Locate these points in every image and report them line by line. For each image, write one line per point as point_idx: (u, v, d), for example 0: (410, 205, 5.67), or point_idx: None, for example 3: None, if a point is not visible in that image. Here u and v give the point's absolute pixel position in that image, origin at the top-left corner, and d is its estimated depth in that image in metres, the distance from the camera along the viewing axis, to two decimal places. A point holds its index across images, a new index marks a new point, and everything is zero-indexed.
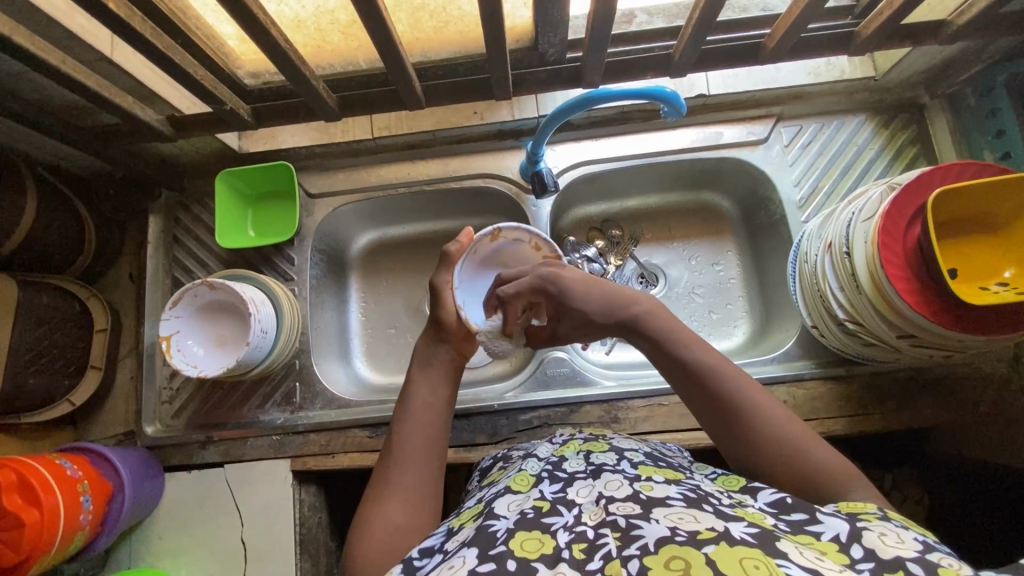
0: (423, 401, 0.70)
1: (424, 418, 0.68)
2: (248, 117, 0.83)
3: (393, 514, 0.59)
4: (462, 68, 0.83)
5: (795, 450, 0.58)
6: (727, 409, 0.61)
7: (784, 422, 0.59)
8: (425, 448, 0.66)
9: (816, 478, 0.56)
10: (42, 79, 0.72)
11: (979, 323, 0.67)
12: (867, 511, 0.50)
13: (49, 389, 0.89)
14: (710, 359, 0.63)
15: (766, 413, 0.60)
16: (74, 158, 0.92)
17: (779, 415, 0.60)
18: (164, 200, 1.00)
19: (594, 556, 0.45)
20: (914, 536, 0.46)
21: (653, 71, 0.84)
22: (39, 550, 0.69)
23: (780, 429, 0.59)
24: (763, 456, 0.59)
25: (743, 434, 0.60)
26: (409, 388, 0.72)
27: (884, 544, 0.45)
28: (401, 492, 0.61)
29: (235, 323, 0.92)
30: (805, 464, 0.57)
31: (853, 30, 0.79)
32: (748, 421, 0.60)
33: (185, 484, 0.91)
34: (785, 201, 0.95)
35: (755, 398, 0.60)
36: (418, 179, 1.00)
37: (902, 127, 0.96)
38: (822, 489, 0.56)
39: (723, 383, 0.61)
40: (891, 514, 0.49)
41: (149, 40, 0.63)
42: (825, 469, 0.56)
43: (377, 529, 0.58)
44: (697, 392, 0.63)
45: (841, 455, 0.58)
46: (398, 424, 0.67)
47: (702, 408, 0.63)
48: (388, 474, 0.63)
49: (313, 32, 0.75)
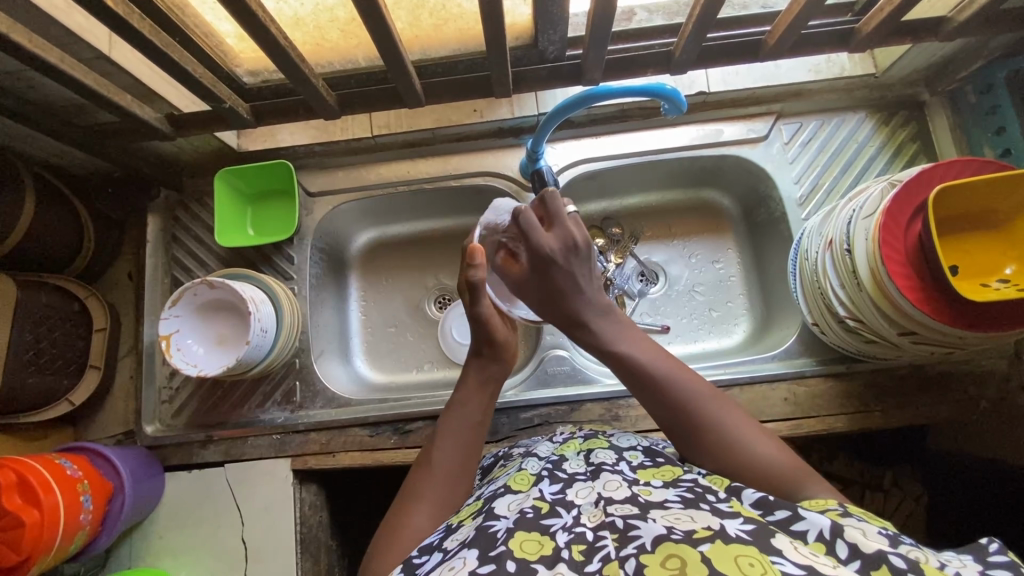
0: (471, 420, 0.69)
1: (467, 433, 0.68)
2: (248, 115, 0.83)
3: (422, 526, 0.59)
4: (461, 65, 0.83)
5: (748, 454, 0.57)
6: (683, 415, 0.61)
7: (737, 426, 0.59)
8: (462, 465, 0.65)
9: (768, 480, 0.56)
10: (40, 77, 0.72)
11: (980, 320, 0.67)
12: (829, 509, 0.50)
13: (49, 388, 0.89)
14: (664, 367, 0.63)
15: (721, 420, 0.60)
16: (72, 158, 0.92)
17: (734, 419, 0.60)
18: (164, 199, 1.00)
19: (592, 557, 0.45)
20: (879, 529, 0.46)
21: (653, 69, 0.83)
22: (39, 549, 0.69)
23: (734, 434, 0.59)
24: (718, 461, 0.59)
25: (700, 441, 0.60)
26: (460, 400, 0.70)
27: (864, 538, 0.45)
28: (431, 505, 0.61)
29: (234, 322, 0.91)
30: (762, 464, 0.57)
31: (854, 27, 0.79)
32: (703, 428, 0.60)
33: (186, 483, 0.91)
34: (785, 199, 0.95)
35: (708, 404, 0.60)
36: (417, 178, 1.00)
37: (902, 124, 0.96)
38: (774, 490, 0.55)
39: (679, 391, 0.61)
40: (851, 509, 0.49)
41: (147, 38, 0.63)
42: (778, 472, 0.56)
43: (406, 539, 0.58)
44: (654, 401, 0.63)
45: (794, 456, 0.58)
46: (440, 435, 0.67)
47: (661, 416, 0.63)
48: (422, 485, 0.63)
49: (312, 30, 0.75)
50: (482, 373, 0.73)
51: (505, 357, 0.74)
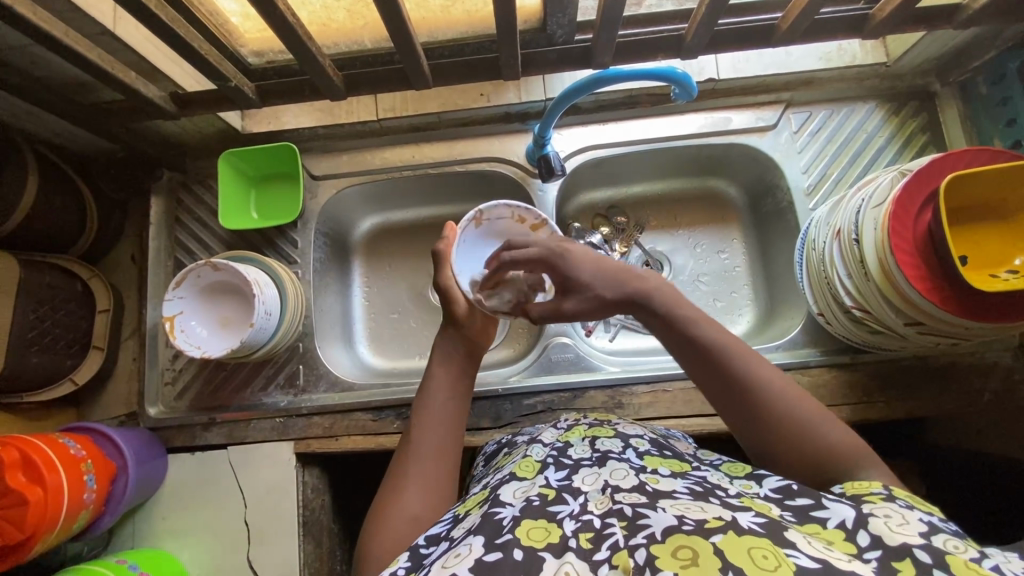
0: (446, 397, 0.69)
1: (443, 411, 0.68)
2: (253, 95, 0.82)
3: (412, 505, 0.59)
4: (468, 48, 0.82)
5: (805, 430, 0.55)
6: (741, 386, 0.57)
7: (798, 399, 0.56)
8: (442, 441, 0.65)
9: (825, 459, 0.53)
10: (44, 53, 0.71)
11: (987, 310, 0.67)
12: (873, 492, 0.48)
13: (51, 369, 0.88)
14: (718, 335, 0.60)
15: (779, 393, 0.56)
16: (75, 137, 0.91)
17: (788, 393, 0.57)
18: (167, 179, 0.99)
19: (601, 545, 0.44)
20: (920, 516, 0.45)
21: (663, 54, 0.83)
22: (42, 529, 0.69)
23: (793, 408, 0.56)
24: (773, 435, 0.56)
25: (761, 416, 0.56)
26: (431, 381, 0.71)
27: (890, 530, 0.43)
28: (419, 484, 0.61)
29: (238, 304, 0.91)
30: (818, 442, 0.54)
31: (867, 14, 0.78)
32: (757, 396, 0.57)
33: (189, 466, 0.91)
34: (793, 188, 0.95)
35: (766, 374, 0.57)
36: (423, 162, 0.99)
37: (913, 115, 0.95)
38: (829, 468, 0.53)
39: (737, 362, 0.58)
40: (897, 493, 0.48)
41: (153, 13, 0.62)
42: (836, 450, 0.53)
43: (395, 521, 0.58)
44: (705, 367, 0.59)
45: (856, 437, 0.55)
46: (417, 416, 0.68)
47: (716, 387, 0.59)
48: (405, 467, 0.63)
49: (319, 9, 0.74)
50: (445, 348, 0.74)
51: (462, 330, 0.76)
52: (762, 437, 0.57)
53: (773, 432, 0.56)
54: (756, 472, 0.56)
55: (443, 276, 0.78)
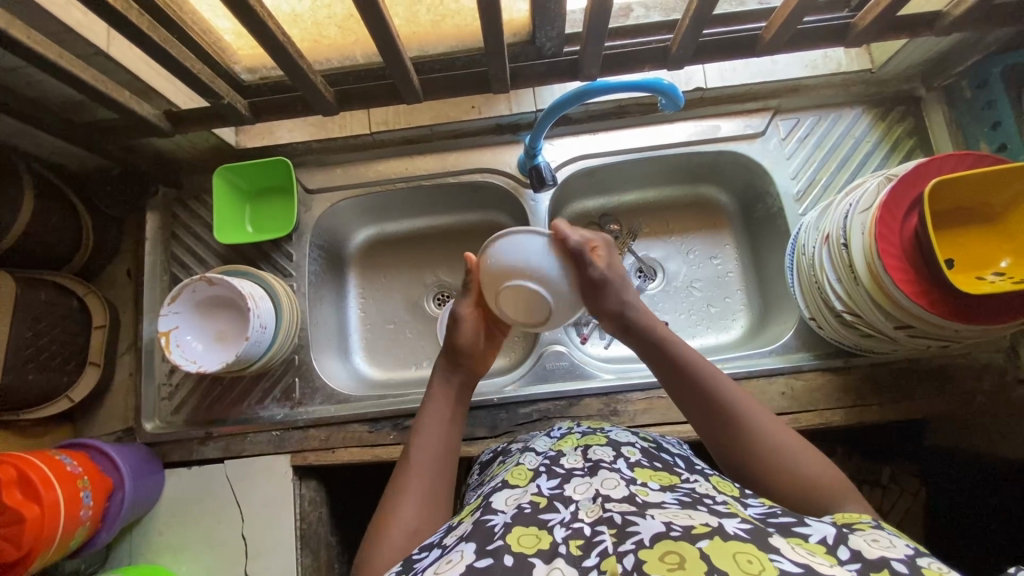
0: (441, 417, 0.71)
1: (442, 431, 0.70)
2: (246, 111, 0.83)
3: (409, 518, 0.60)
4: (458, 62, 0.83)
5: (787, 462, 0.58)
6: (725, 420, 0.62)
7: (780, 436, 0.60)
8: (439, 460, 0.67)
9: (809, 489, 0.56)
10: (38, 74, 0.71)
11: (975, 312, 0.67)
12: (861, 521, 0.50)
13: (48, 385, 0.89)
14: (712, 376, 0.65)
15: (763, 429, 0.60)
16: (70, 154, 0.92)
17: (771, 428, 0.61)
18: (161, 196, 1.00)
19: (590, 552, 0.45)
20: (904, 541, 0.46)
21: (649, 64, 0.84)
22: (40, 546, 0.69)
23: (778, 445, 0.59)
24: (760, 470, 0.59)
25: (743, 449, 0.60)
26: (429, 400, 0.73)
27: (870, 546, 0.44)
28: (417, 497, 0.62)
29: (234, 319, 0.92)
30: (796, 473, 0.57)
31: (850, 22, 0.79)
32: (746, 434, 0.61)
33: (186, 480, 0.91)
34: (783, 194, 0.96)
35: (751, 412, 0.62)
36: (416, 174, 1.00)
37: (899, 120, 0.96)
38: (819, 500, 0.55)
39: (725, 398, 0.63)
40: (884, 523, 0.49)
41: (145, 34, 0.63)
42: (819, 481, 0.56)
43: (395, 534, 0.58)
44: (698, 404, 0.65)
45: (836, 471, 0.58)
46: (417, 434, 0.69)
47: (705, 424, 0.64)
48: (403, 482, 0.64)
49: (310, 26, 0.75)
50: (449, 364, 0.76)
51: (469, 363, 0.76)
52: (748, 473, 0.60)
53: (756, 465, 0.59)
54: (744, 497, 0.55)
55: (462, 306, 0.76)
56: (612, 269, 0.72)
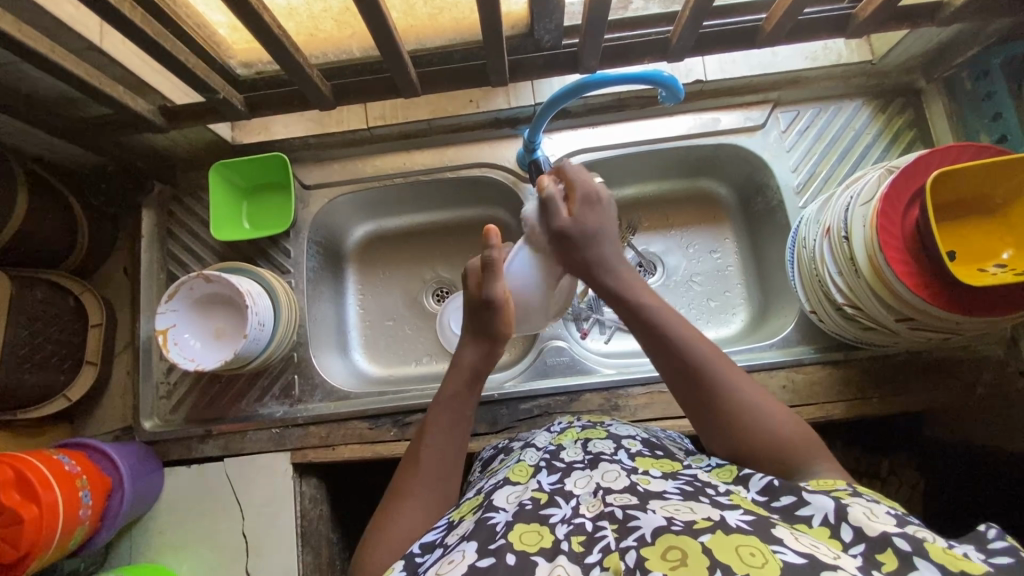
0: (445, 426, 0.67)
1: (454, 433, 0.67)
2: (241, 106, 0.82)
3: (411, 524, 0.59)
4: (456, 55, 0.82)
5: (765, 428, 0.58)
6: (704, 384, 0.61)
7: (757, 401, 0.60)
8: (447, 464, 0.65)
9: (788, 454, 0.57)
10: (29, 70, 0.70)
11: (977, 305, 0.67)
12: (837, 489, 0.50)
13: (45, 384, 0.88)
14: (687, 336, 0.64)
15: (742, 396, 0.60)
16: (64, 151, 0.91)
17: (750, 394, 0.60)
18: (158, 192, 0.99)
19: (592, 548, 0.44)
20: (886, 510, 0.46)
21: (649, 57, 0.83)
22: (39, 546, 0.69)
23: (758, 412, 0.59)
24: (738, 437, 0.59)
25: (721, 415, 0.60)
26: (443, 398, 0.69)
27: (869, 520, 0.44)
28: (419, 508, 0.60)
29: (231, 316, 0.91)
30: (775, 439, 0.57)
31: (851, 13, 0.78)
32: (719, 392, 0.60)
33: (186, 479, 0.91)
34: (783, 187, 0.95)
35: (728, 374, 0.61)
36: (413, 169, 0.99)
37: (898, 112, 0.96)
38: (792, 460, 0.56)
39: (704, 361, 0.62)
40: (860, 489, 0.49)
41: (138, 28, 0.62)
42: (797, 447, 0.57)
43: (394, 539, 0.57)
44: (676, 368, 0.63)
45: (811, 433, 0.58)
46: (427, 433, 0.66)
47: (682, 387, 0.63)
48: (409, 485, 0.62)
49: (306, 19, 0.75)
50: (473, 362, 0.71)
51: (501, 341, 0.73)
52: (727, 439, 0.60)
53: (733, 432, 0.59)
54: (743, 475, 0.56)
55: (498, 291, 0.71)
56: (579, 223, 0.72)
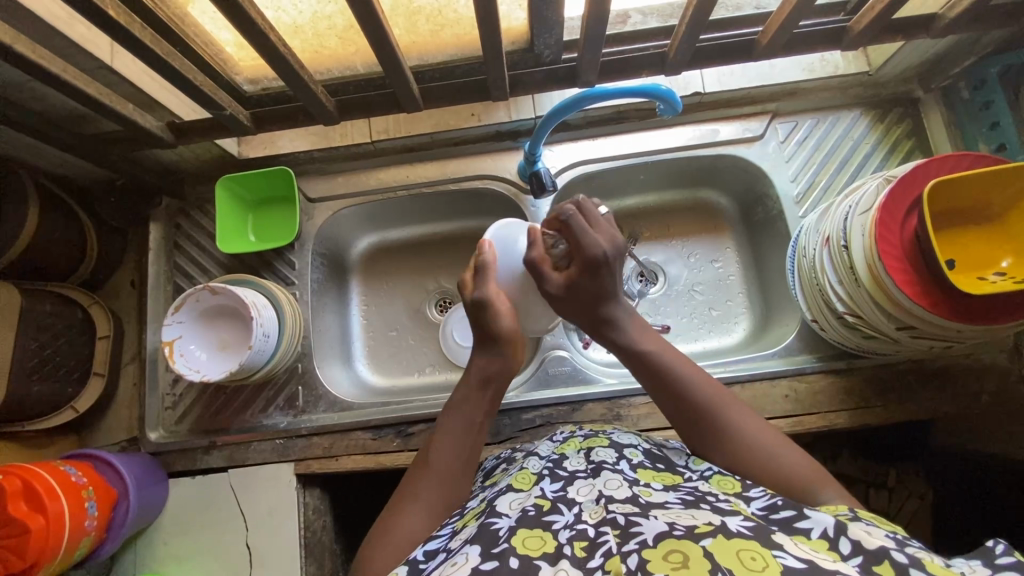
0: (469, 423, 0.68)
1: (466, 436, 0.67)
2: (248, 122, 0.84)
3: (413, 524, 0.59)
4: (459, 70, 0.84)
5: (769, 461, 0.59)
6: (708, 425, 0.63)
7: (759, 437, 0.61)
8: (459, 468, 0.65)
9: (791, 485, 0.57)
10: (42, 88, 0.72)
11: (975, 314, 0.67)
12: (840, 513, 0.50)
13: (53, 396, 0.89)
14: (688, 374, 0.66)
15: (745, 433, 0.61)
16: (74, 167, 0.93)
17: (756, 433, 0.61)
18: (165, 206, 1.01)
19: (595, 553, 0.44)
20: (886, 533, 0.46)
21: (647, 70, 0.84)
22: (46, 556, 0.70)
23: (760, 449, 0.60)
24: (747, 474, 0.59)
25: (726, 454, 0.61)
26: (460, 400, 0.70)
27: (869, 536, 0.45)
28: (421, 508, 0.61)
29: (236, 328, 0.92)
30: (779, 471, 0.58)
31: (846, 26, 0.79)
32: (719, 431, 0.62)
33: (190, 490, 0.91)
34: (782, 197, 0.96)
35: (727, 410, 0.63)
36: (416, 182, 1.01)
37: (897, 121, 0.96)
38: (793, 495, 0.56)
39: (704, 400, 0.64)
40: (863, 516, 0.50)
41: (149, 47, 0.64)
42: (801, 480, 0.57)
43: (398, 539, 0.58)
44: (681, 413, 0.65)
45: (815, 465, 0.59)
46: (440, 436, 0.67)
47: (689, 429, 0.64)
48: (418, 484, 0.63)
49: (311, 37, 0.76)
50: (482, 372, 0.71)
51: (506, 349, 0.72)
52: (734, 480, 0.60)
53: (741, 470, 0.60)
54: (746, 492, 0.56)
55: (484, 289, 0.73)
56: (572, 286, 0.70)
